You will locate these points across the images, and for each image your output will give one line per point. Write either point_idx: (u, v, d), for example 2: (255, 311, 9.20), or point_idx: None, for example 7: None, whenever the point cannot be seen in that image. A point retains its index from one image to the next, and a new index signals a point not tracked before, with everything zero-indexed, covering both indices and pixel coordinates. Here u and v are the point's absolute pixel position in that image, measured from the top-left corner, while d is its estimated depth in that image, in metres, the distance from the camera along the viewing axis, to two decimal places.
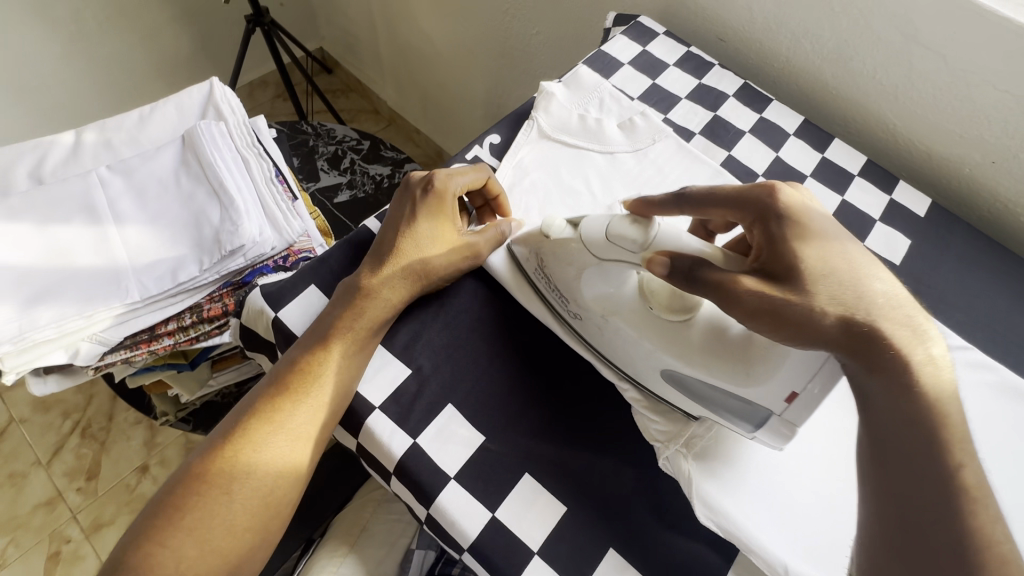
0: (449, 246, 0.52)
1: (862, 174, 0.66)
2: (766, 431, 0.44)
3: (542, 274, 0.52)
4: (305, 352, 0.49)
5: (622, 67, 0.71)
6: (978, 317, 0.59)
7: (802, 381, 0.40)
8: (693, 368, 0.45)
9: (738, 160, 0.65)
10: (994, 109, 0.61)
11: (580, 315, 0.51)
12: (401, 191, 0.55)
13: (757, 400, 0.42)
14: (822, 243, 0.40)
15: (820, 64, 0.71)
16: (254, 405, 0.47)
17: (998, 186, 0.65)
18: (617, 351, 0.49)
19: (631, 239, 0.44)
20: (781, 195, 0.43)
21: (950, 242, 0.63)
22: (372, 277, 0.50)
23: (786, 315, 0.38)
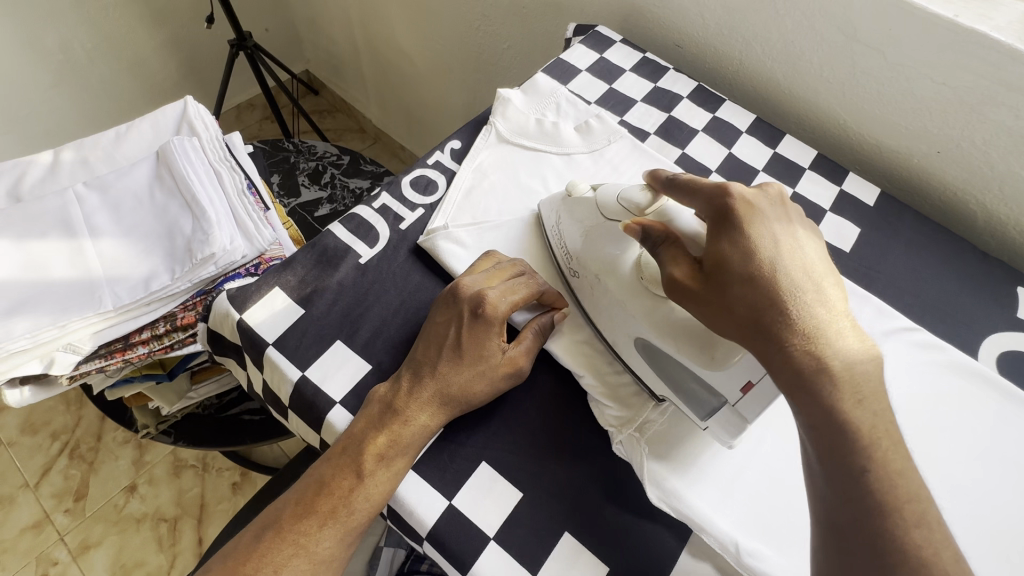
0: (496, 373, 0.48)
1: (812, 167, 0.69)
2: (717, 421, 0.46)
3: (558, 234, 0.56)
4: (335, 469, 0.44)
5: (580, 73, 0.74)
6: (925, 299, 0.61)
7: (758, 372, 0.41)
8: (663, 341, 0.47)
9: (692, 158, 0.68)
10: (935, 100, 0.63)
11: (578, 274, 0.54)
12: (448, 300, 0.49)
13: (713, 383, 0.44)
14: (761, 249, 0.40)
15: (770, 65, 0.74)
16: (276, 525, 0.43)
17: (944, 175, 0.68)
18: (605, 319, 0.52)
19: (633, 203, 0.49)
20: (733, 195, 0.43)
21: (899, 230, 0.65)
22: (411, 398, 0.46)
23: (732, 308, 0.40)
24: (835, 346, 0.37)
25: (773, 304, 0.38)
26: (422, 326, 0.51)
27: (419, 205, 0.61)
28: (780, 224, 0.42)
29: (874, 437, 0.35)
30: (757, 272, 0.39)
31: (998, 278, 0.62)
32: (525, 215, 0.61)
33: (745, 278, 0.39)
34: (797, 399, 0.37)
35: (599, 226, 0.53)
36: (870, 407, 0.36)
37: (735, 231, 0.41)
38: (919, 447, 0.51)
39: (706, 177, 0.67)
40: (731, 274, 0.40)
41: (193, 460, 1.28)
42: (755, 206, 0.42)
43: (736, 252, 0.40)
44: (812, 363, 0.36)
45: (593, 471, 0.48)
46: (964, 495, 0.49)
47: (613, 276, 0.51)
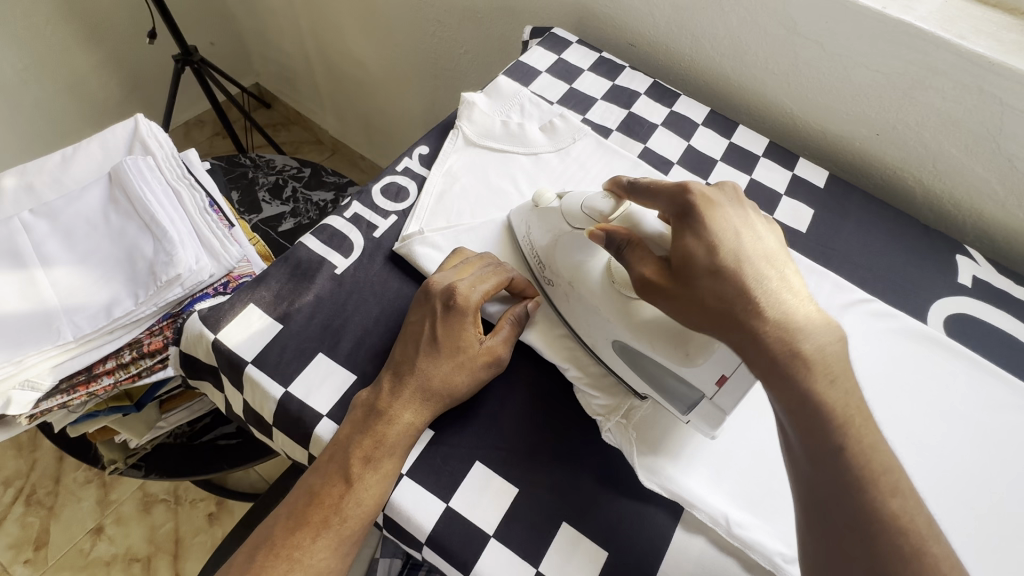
0: (474, 365, 0.48)
1: (766, 155, 0.72)
2: (699, 417, 0.47)
3: (527, 237, 0.57)
4: (325, 477, 0.44)
5: (540, 74, 0.76)
6: (877, 272, 0.65)
7: (732, 366, 0.43)
8: (638, 342, 0.48)
9: (654, 151, 0.70)
10: (871, 87, 0.68)
11: (552, 282, 0.55)
12: (423, 298, 0.50)
13: (690, 379, 0.46)
14: (724, 241, 0.42)
15: (719, 60, 0.77)
16: (269, 543, 0.42)
17: (884, 156, 0.73)
18: (581, 322, 0.53)
19: (594, 211, 0.50)
20: (694, 194, 0.44)
21: (849, 209, 0.69)
22: (392, 396, 0.46)
23: (703, 300, 0.41)
24: (799, 322, 0.40)
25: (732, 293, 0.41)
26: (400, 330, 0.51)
27: (392, 212, 0.61)
28: (737, 216, 0.44)
29: (849, 411, 0.37)
30: (719, 265, 0.41)
31: (940, 248, 0.67)
32: (497, 216, 0.61)
33: (713, 270, 0.41)
34: (770, 383, 0.39)
35: (566, 232, 0.54)
36: (841, 384, 0.38)
37: (696, 228, 0.43)
38: (882, 410, 0.54)
39: (668, 169, 0.69)
40: (697, 269, 0.42)
41: (164, 494, 1.22)
42: (714, 200, 0.44)
43: (701, 248, 0.42)
44: (767, 347, 0.39)
45: (584, 459, 0.49)
46: (926, 451, 0.53)
47: (585, 283, 0.52)
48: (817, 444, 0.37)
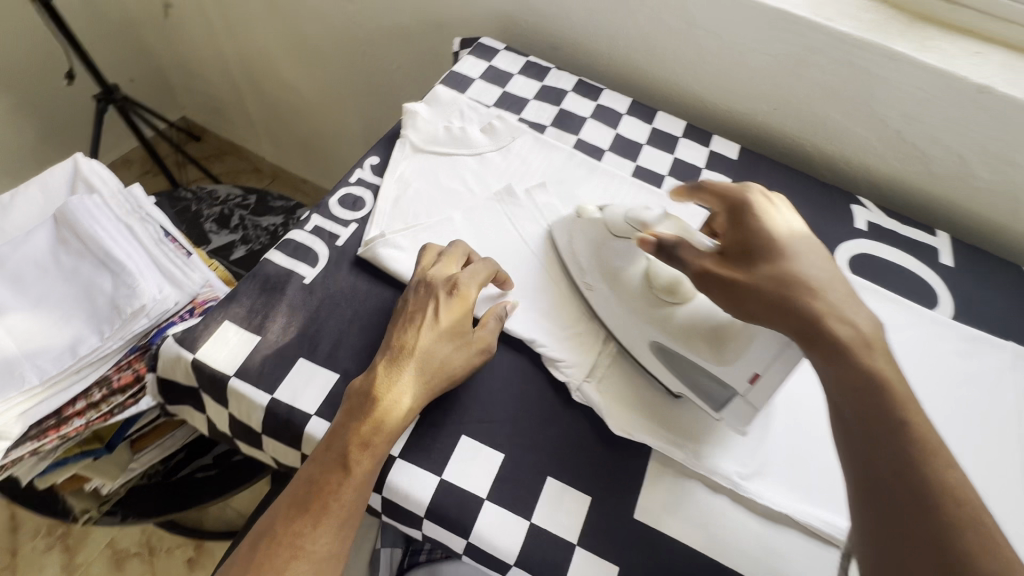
0: (467, 351, 0.53)
1: (684, 135, 0.81)
2: (729, 412, 0.52)
3: (563, 246, 0.63)
4: (325, 461, 0.46)
5: (474, 81, 0.81)
6: None
7: (764, 364, 0.48)
8: (676, 343, 0.53)
9: (586, 141, 0.77)
10: (764, 68, 0.78)
11: (592, 287, 0.60)
12: (419, 287, 0.54)
13: (724, 377, 0.51)
14: (781, 235, 0.49)
15: (634, 55, 0.85)
16: (272, 532, 0.44)
17: (783, 127, 0.83)
18: (620, 328, 0.58)
19: (640, 221, 0.57)
20: (750, 199, 0.52)
21: (759, 176, 0.79)
22: (387, 383, 0.49)
23: (769, 288, 0.46)
24: (854, 300, 0.45)
25: (781, 280, 0.45)
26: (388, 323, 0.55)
27: (352, 220, 0.64)
28: (783, 216, 0.51)
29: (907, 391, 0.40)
30: (784, 254, 0.47)
31: (838, 200, 0.78)
32: (452, 213, 0.66)
33: (777, 259, 0.47)
34: (831, 361, 0.42)
35: (608, 240, 0.60)
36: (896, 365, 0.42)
37: (756, 227, 0.50)
38: None
39: (601, 156, 0.76)
40: (764, 261, 0.47)
41: (136, 547, 1.17)
42: (764, 203, 0.51)
43: (762, 243, 0.48)
44: (823, 324, 0.43)
45: (560, 419, 0.54)
46: None
47: (628, 289, 0.58)
48: (875, 419, 0.39)
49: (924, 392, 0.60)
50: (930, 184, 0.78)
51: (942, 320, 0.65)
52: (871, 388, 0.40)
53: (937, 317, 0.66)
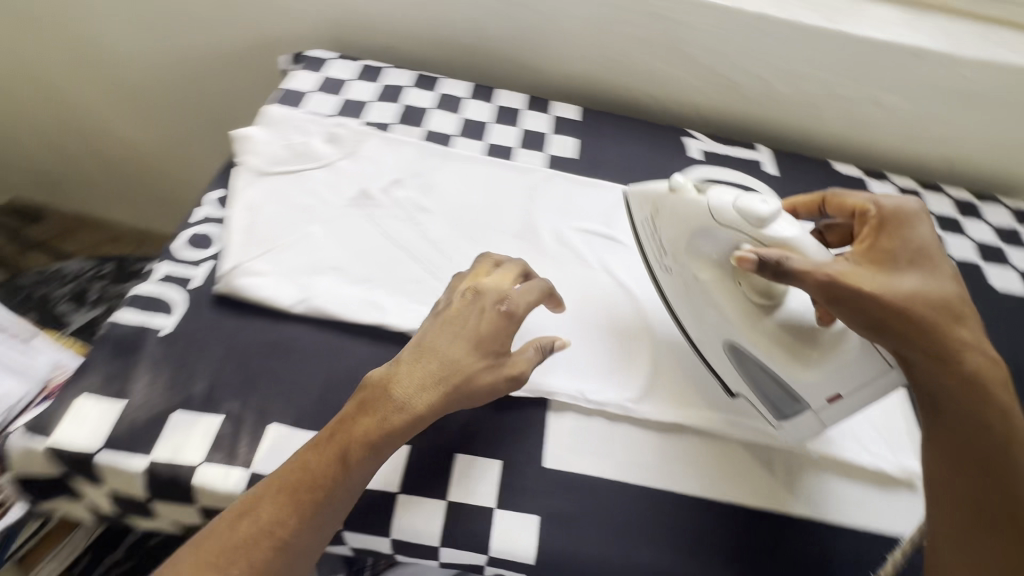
0: (504, 372, 0.51)
1: (527, 107, 0.84)
2: (794, 425, 0.53)
3: (645, 216, 0.54)
4: (320, 457, 0.45)
5: (310, 94, 0.80)
6: (639, 169, 0.79)
7: (850, 388, 0.46)
8: (753, 347, 0.48)
9: (434, 131, 0.79)
10: (579, 31, 0.84)
11: (671, 270, 0.54)
12: (466, 294, 0.54)
13: (802, 392, 0.48)
14: (915, 245, 0.46)
15: (463, 40, 0.88)
16: (252, 512, 0.43)
17: (614, 82, 0.89)
18: (695, 310, 0.53)
19: (754, 216, 0.45)
20: (905, 209, 0.48)
21: (602, 127, 0.83)
22: (404, 384, 0.48)
23: (885, 296, 0.42)
24: (954, 303, 0.44)
25: (915, 299, 0.43)
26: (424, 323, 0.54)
27: (204, 259, 0.61)
28: (923, 226, 0.47)
29: (981, 398, 0.43)
30: (917, 275, 0.44)
31: (673, 137, 0.85)
32: (311, 227, 0.65)
33: (908, 262, 0.45)
34: (923, 371, 0.43)
35: (699, 227, 0.49)
36: (978, 363, 0.43)
37: (898, 234, 0.46)
38: None
39: (451, 142, 0.78)
40: (892, 274, 0.44)
41: None
42: (920, 218, 0.47)
43: (900, 246, 0.46)
44: (949, 343, 0.42)
45: None
46: None
47: (720, 282, 0.50)
48: (949, 416, 0.44)
49: None
50: (745, 107, 0.88)
51: None
52: (956, 402, 0.43)
53: None
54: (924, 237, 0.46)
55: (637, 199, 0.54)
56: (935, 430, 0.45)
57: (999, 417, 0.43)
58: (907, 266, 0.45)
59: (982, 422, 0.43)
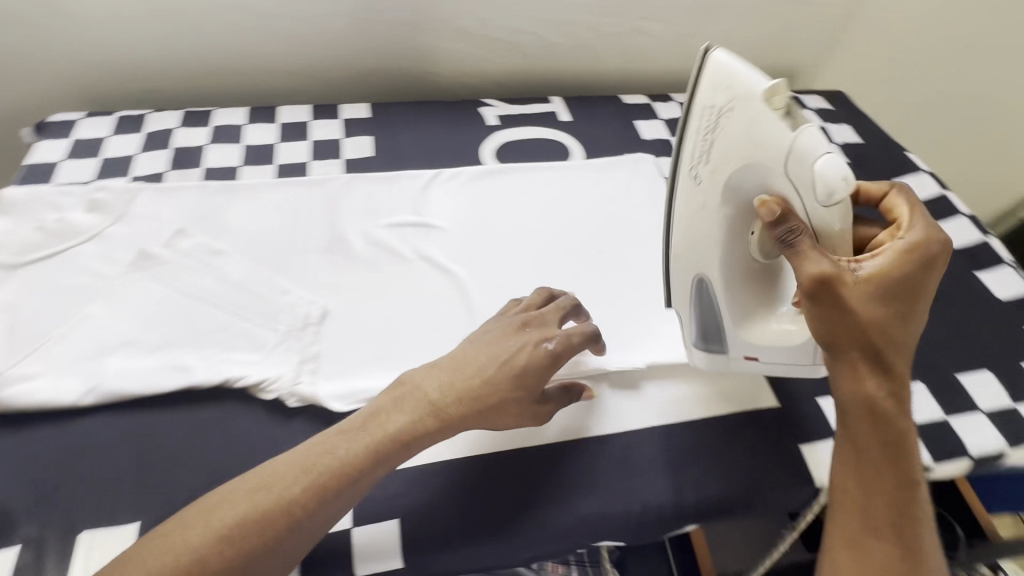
0: (522, 411, 0.52)
1: (313, 117, 0.81)
2: (708, 355, 0.56)
3: (712, 110, 0.47)
4: (367, 444, 0.46)
5: (60, 165, 0.71)
6: (440, 150, 0.79)
7: (768, 356, 0.52)
8: (721, 293, 0.51)
9: (215, 167, 0.74)
10: (343, 28, 0.81)
11: (701, 180, 0.49)
12: (516, 322, 0.55)
13: (730, 339, 0.53)
14: (915, 284, 0.44)
15: (228, 65, 0.82)
16: (275, 481, 0.44)
17: (398, 70, 0.88)
18: (699, 232, 0.51)
19: (825, 187, 0.42)
20: (934, 249, 0.44)
21: (395, 119, 0.82)
22: (439, 398, 0.50)
23: (850, 317, 0.43)
24: (902, 343, 0.45)
25: (883, 312, 0.43)
26: (468, 340, 0.54)
27: None
28: (933, 276, 0.45)
29: (884, 428, 0.45)
30: (893, 301, 0.44)
31: (469, 110, 0.86)
32: (86, 307, 0.58)
33: (890, 289, 0.43)
34: (858, 386, 0.45)
35: (756, 160, 0.44)
36: (891, 402, 0.45)
37: (910, 263, 0.44)
38: (486, 237, 0.69)
39: (237, 174, 0.73)
40: (872, 297, 0.43)
41: None
42: (942, 260, 0.45)
43: (898, 269, 0.44)
44: (876, 371, 0.44)
45: (294, 432, 0.54)
46: (524, 239, 0.70)
47: (744, 214, 0.48)
48: (860, 428, 0.45)
49: (582, 226, 0.71)
50: (529, 63, 0.91)
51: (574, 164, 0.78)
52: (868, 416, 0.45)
53: (571, 164, 0.78)
54: (929, 278, 0.45)
55: (721, 100, 0.46)
56: (845, 451, 0.47)
57: (899, 443, 0.45)
58: (884, 294, 0.43)
59: (897, 451, 0.45)
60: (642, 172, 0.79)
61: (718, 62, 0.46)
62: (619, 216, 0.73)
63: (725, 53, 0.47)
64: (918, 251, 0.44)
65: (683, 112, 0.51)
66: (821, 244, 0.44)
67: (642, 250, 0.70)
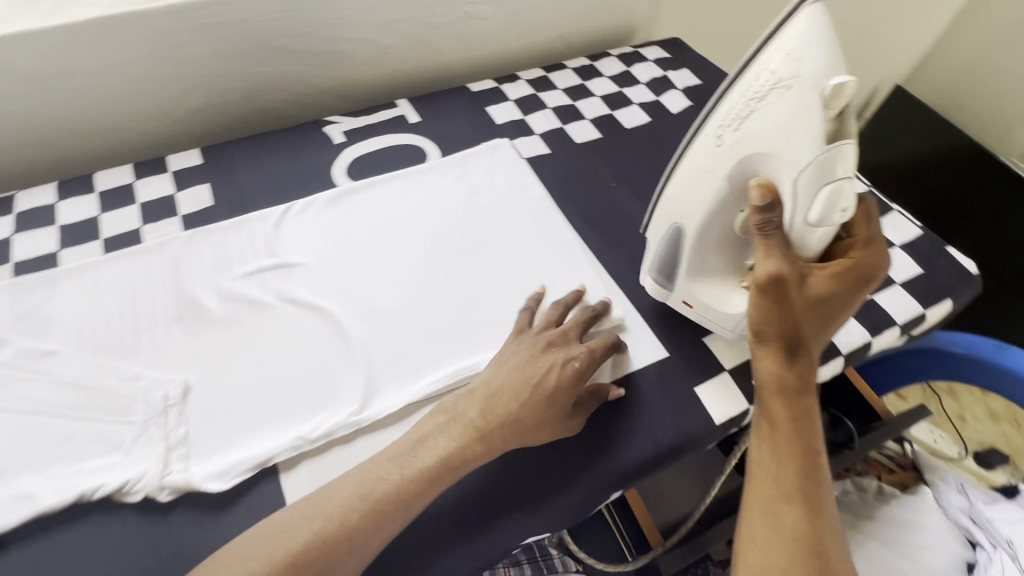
0: (555, 429, 0.52)
1: (136, 176, 0.73)
2: (654, 284, 0.60)
3: (770, 76, 0.45)
4: (408, 474, 0.48)
5: None
6: (288, 181, 0.75)
7: (705, 311, 0.58)
8: (690, 252, 0.55)
9: (28, 259, 0.65)
10: (149, 72, 0.73)
11: (721, 142, 0.49)
12: (560, 345, 0.55)
13: (680, 286, 0.58)
14: (845, 297, 0.50)
15: (21, 140, 0.72)
16: (340, 518, 0.45)
17: (227, 106, 0.83)
18: (685, 187, 0.53)
19: (823, 210, 0.46)
20: (874, 281, 0.51)
21: (232, 159, 0.76)
22: (492, 432, 0.50)
23: (787, 314, 0.47)
24: (820, 344, 0.50)
25: (811, 312, 0.48)
26: (515, 358, 0.54)
27: None
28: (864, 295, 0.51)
29: (796, 406, 0.48)
30: (819, 304, 0.49)
31: (311, 130, 0.81)
32: None
33: (821, 299, 0.48)
34: (780, 367, 0.48)
35: (774, 155, 0.46)
36: (806, 388, 0.49)
37: (847, 281, 0.49)
38: (352, 261, 0.66)
39: (57, 261, 0.65)
40: (805, 301, 0.48)
41: None
42: (876, 277, 0.51)
43: (829, 280, 0.49)
44: (799, 358, 0.49)
45: (175, 528, 0.49)
46: (392, 253, 0.67)
47: (739, 189, 0.50)
48: (776, 404, 0.48)
49: (450, 225, 0.70)
50: (365, 71, 0.88)
51: (431, 165, 0.76)
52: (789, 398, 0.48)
53: (427, 166, 0.76)
54: (861, 298, 0.51)
55: (785, 72, 0.44)
56: (761, 427, 0.49)
57: (808, 423, 0.48)
58: (818, 299, 0.48)
59: (807, 427, 0.48)
60: (501, 158, 0.78)
61: (803, 25, 0.44)
62: (486, 208, 0.72)
63: (816, 15, 0.44)
64: (864, 267, 0.50)
65: (745, 61, 0.48)
66: (786, 243, 0.49)
67: (514, 236, 0.69)
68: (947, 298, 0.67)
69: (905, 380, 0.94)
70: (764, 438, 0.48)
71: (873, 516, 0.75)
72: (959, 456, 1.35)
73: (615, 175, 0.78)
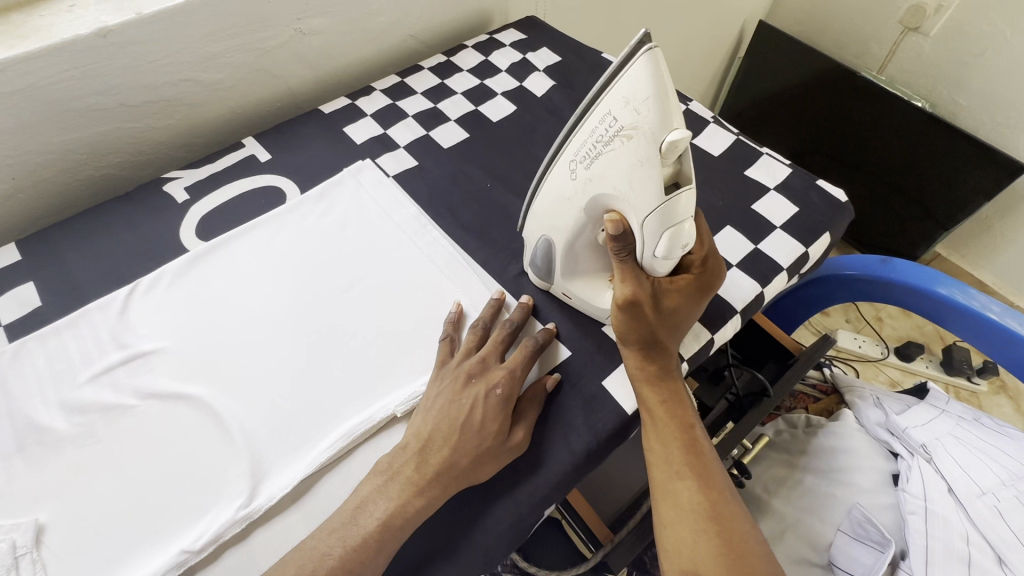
0: (496, 461, 0.49)
1: None
2: (536, 273, 0.60)
3: (612, 122, 0.45)
4: (361, 536, 0.45)
5: None
6: (130, 258, 0.66)
7: (581, 305, 0.59)
8: (560, 259, 0.55)
9: None
10: None
11: (576, 176, 0.50)
12: (480, 375, 0.52)
13: (557, 281, 0.58)
14: (690, 304, 0.54)
15: None
16: None
17: (46, 185, 0.72)
18: (551, 202, 0.53)
19: (662, 250, 0.48)
20: (714, 285, 0.55)
21: (59, 246, 0.66)
22: (429, 481, 0.47)
23: (640, 328, 0.52)
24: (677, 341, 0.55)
25: (662, 320, 0.53)
26: (432, 400, 0.51)
27: None
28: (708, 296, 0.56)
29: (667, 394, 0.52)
30: (667, 315, 0.53)
31: (148, 192, 0.72)
32: None
33: (667, 311, 0.53)
34: (646, 368, 0.52)
35: (621, 199, 0.47)
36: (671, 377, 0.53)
37: (688, 293, 0.54)
38: (214, 335, 0.59)
39: None
40: (654, 316, 0.52)
41: None
42: (715, 281, 0.55)
43: (674, 295, 0.53)
44: (660, 358, 0.53)
45: None
46: (260, 316, 0.61)
47: (594, 213, 0.51)
48: (650, 397, 0.52)
49: (321, 269, 0.64)
50: (199, 114, 0.79)
51: (289, 205, 0.69)
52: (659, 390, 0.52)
53: (287, 206, 0.69)
54: (705, 301, 0.56)
55: (625, 121, 0.44)
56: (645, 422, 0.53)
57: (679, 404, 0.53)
58: (665, 309, 0.53)
59: (681, 411, 0.52)
60: (366, 181, 0.72)
61: (638, 72, 0.42)
62: (357, 240, 0.67)
63: (652, 61, 0.42)
64: (702, 276, 0.54)
65: (593, 95, 0.47)
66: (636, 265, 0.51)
67: (393, 264, 0.65)
68: (824, 232, 0.68)
69: (812, 306, 0.99)
70: (650, 433, 0.52)
71: (807, 450, 0.79)
72: (882, 354, 1.44)
73: (490, 174, 0.74)
